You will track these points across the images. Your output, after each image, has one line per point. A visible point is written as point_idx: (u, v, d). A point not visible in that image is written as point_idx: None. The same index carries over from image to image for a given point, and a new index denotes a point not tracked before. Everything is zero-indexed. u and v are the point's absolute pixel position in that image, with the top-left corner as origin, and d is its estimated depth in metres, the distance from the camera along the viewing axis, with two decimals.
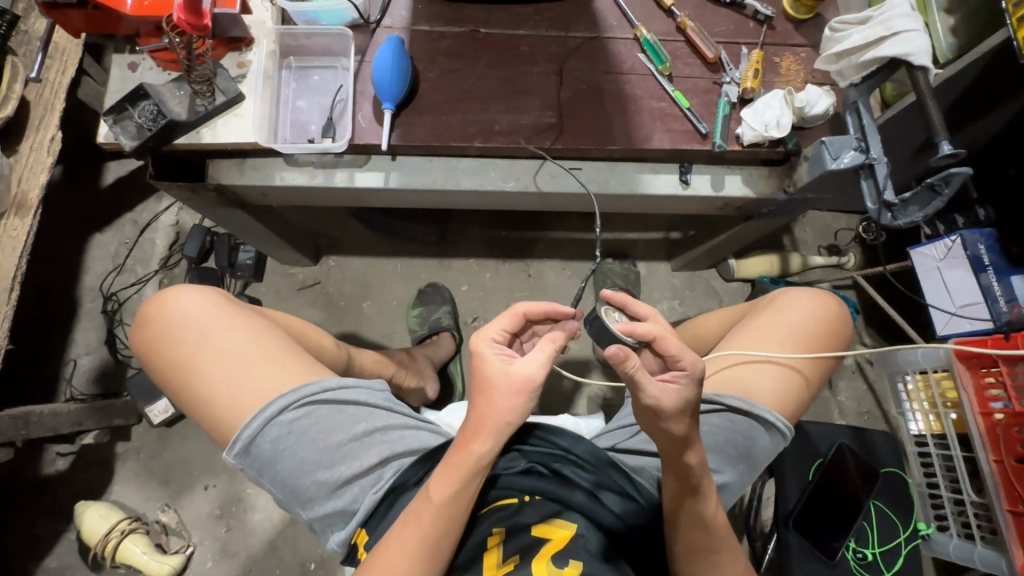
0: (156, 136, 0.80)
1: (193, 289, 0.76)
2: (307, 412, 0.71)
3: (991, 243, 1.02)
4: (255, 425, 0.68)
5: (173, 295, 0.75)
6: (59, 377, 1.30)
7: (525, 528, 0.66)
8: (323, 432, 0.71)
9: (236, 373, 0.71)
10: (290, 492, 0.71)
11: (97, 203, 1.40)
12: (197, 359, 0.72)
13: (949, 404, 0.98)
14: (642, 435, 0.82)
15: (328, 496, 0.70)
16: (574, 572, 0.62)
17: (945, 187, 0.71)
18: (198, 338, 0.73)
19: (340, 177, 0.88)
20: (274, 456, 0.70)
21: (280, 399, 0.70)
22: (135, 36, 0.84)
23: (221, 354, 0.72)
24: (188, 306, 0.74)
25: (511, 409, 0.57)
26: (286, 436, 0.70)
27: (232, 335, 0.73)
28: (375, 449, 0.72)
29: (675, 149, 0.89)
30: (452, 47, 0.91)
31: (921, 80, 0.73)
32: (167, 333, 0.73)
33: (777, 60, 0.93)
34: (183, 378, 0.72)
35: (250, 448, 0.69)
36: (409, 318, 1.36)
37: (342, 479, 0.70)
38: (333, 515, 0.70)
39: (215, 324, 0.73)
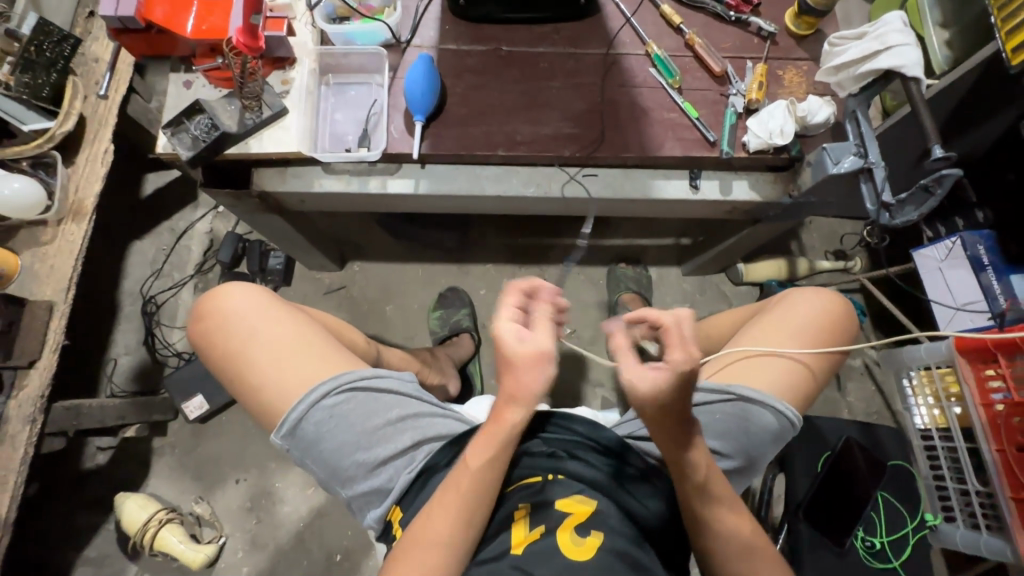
0: (209, 147, 0.87)
1: (242, 287, 0.82)
2: (346, 398, 0.77)
3: (991, 243, 1.06)
4: (301, 409, 0.74)
5: (224, 291, 0.82)
6: (101, 375, 1.37)
7: (551, 503, 0.71)
8: (362, 416, 0.76)
9: (282, 363, 0.77)
10: (331, 472, 0.76)
11: (138, 212, 1.49)
12: (247, 349, 0.78)
13: (952, 398, 1.01)
14: None
15: (365, 476, 0.76)
16: (596, 542, 0.67)
17: (937, 188, 0.77)
18: (247, 331, 0.79)
19: (374, 184, 0.95)
20: (317, 438, 0.75)
21: (323, 386, 0.76)
22: (189, 57, 0.92)
23: (268, 345, 0.78)
24: (237, 301, 0.80)
25: (534, 381, 0.58)
26: (328, 420, 0.75)
27: (278, 327, 0.80)
28: (409, 433, 0.78)
29: (685, 156, 0.95)
30: (477, 64, 0.98)
31: (913, 91, 0.80)
32: (219, 326, 0.80)
33: (780, 73, 0.99)
34: (234, 367, 0.78)
35: (294, 431, 0.75)
36: (430, 320, 1.42)
37: (379, 460, 0.75)
38: (370, 493, 0.76)
39: (262, 318, 0.80)
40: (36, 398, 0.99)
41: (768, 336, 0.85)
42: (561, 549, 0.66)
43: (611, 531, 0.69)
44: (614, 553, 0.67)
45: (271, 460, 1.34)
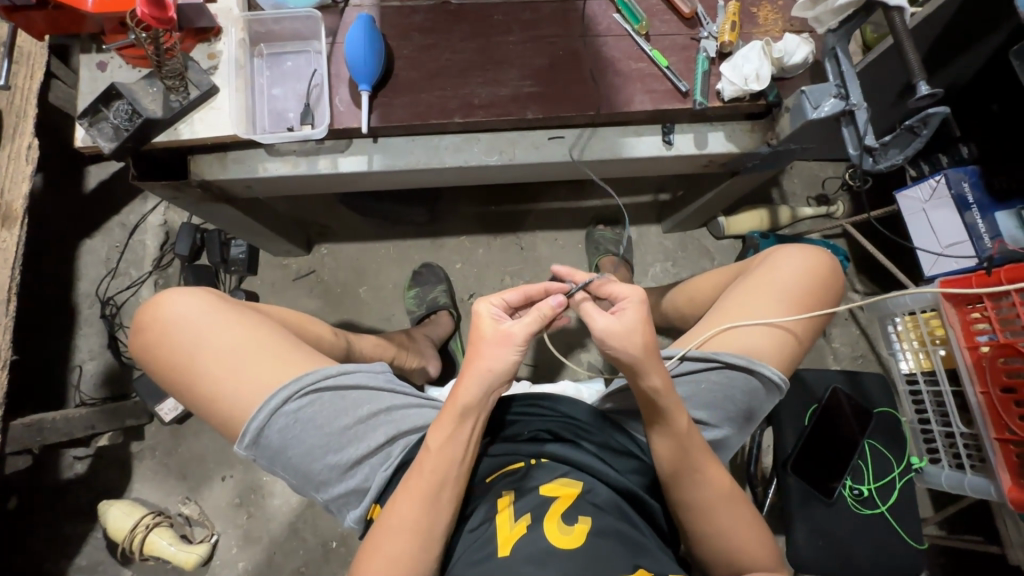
0: (133, 136, 0.79)
1: (184, 291, 0.76)
2: (310, 400, 0.72)
3: (976, 179, 1.03)
4: (261, 417, 0.70)
5: (166, 300, 0.76)
6: (66, 384, 1.31)
7: (532, 489, 0.69)
8: (328, 417, 0.72)
9: (236, 370, 0.73)
10: (303, 477, 0.73)
11: (83, 209, 1.40)
12: (197, 359, 0.73)
13: (937, 341, 1.00)
14: None
15: (340, 479, 0.72)
16: (584, 527, 0.64)
17: (924, 128, 0.72)
18: (194, 340, 0.74)
19: (324, 164, 0.87)
20: (283, 445, 0.72)
21: (283, 390, 0.71)
22: (100, 34, 0.82)
23: (222, 352, 0.73)
24: (181, 309, 0.75)
25: (497, 359, 0.63)
26: (293, 425, 0.71)
27: (227, 330, 0.74)
28: (382, 429, 0.74)
29: (657, 109, 0.89)
30: (425, 22, 0.89)
31: (896, 21, 0.73)
32: (164, 337, 0.74)
33: (754, 11, 0.92)
34: (186, 379, 0.73)
35: (259, 439, 0.71)
36: (407, 300, 1.37)
37: (353, 460, 0.72)
38: (347, 494, 0.73)
39: (212, 322, 0.75)
40: None
41: (765, 287, 0.81)
42: (547, 536, 0.63)
43: (598, 511, 0.67)
44: (601, 535, 0.64)
45: None
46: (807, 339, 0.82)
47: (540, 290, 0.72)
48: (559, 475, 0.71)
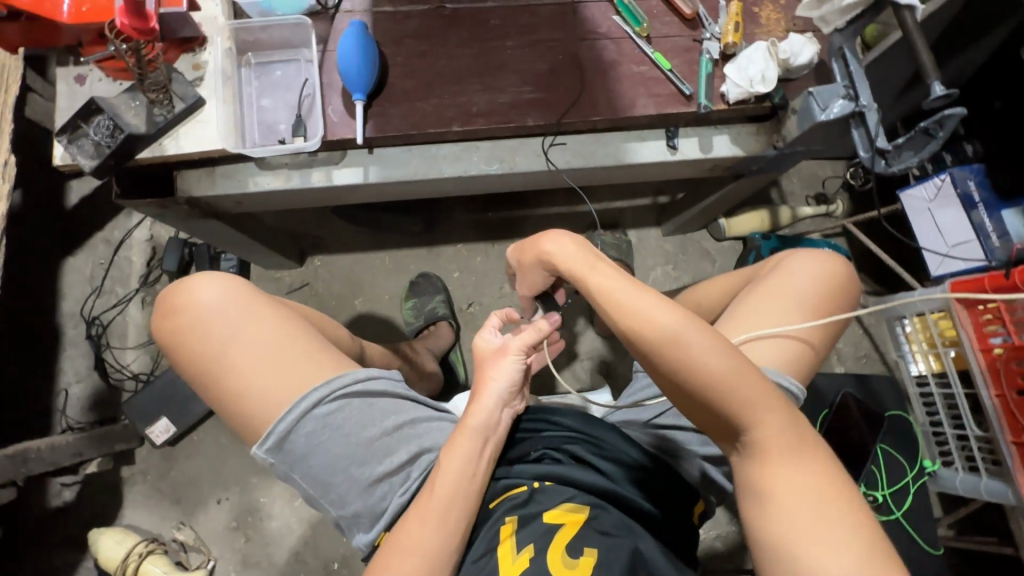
0: (115, 152, 0.75)
1: (209, 279, 0.72)
2: (337, 410, 0.68)
3: (982, 178, 1.01)
4: (290, 419, 0.66)
5: (190, 288, 0.72)
6: (52, 408, 1.26)
7: (537, 517, 0.66)
8: (357, 426, 0.69)
9: (268, 366, 0.69)
10: (319, 489, 0.69)
11: (65, 226, 1.35)
12: (226, 352, 0.69)
13: (948, 343, 0.98)
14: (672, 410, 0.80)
15: (356, 495, 0.69)
16: (591, 560, 0.60)
17: (939, 129, 0.69)
18: (223, 333, 0.70)
19: (317, 177, 0.84)
20: (307, 453, 0.67)
21: (313, 397, 0.67)
22: (76, 45, 0.78)
23: (252, 347, 0.70)
24: (208, 299, 0.71)
25: (503, 373, 0.67)
26: (321, 431, 0.67)
27: (258, 325, 0.71)
28: (406, 445, 0.71)
29: (660, 114, 0.86)
30: (419, 27, 0.86)
31: (908, 19, 0.71)
32: (191, 326, 0.70)
33: (756, 10, 0.90)
34: (211, 373, 0.69)
35: (282, 444, 0.67)
36: (404, 312, 1.34)
37: (374, 476, 0.69)
38: (362, 513, 0.69)
39: (240, 322, 0.70)
40: None
41: (781, 296, 0.79)
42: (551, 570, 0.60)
43: (607, 540, 0.63)
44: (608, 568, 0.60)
45: (253, 476, 1.27)
46: (824, 350, 0.79)
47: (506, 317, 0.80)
48: (565, 499, 0.68)
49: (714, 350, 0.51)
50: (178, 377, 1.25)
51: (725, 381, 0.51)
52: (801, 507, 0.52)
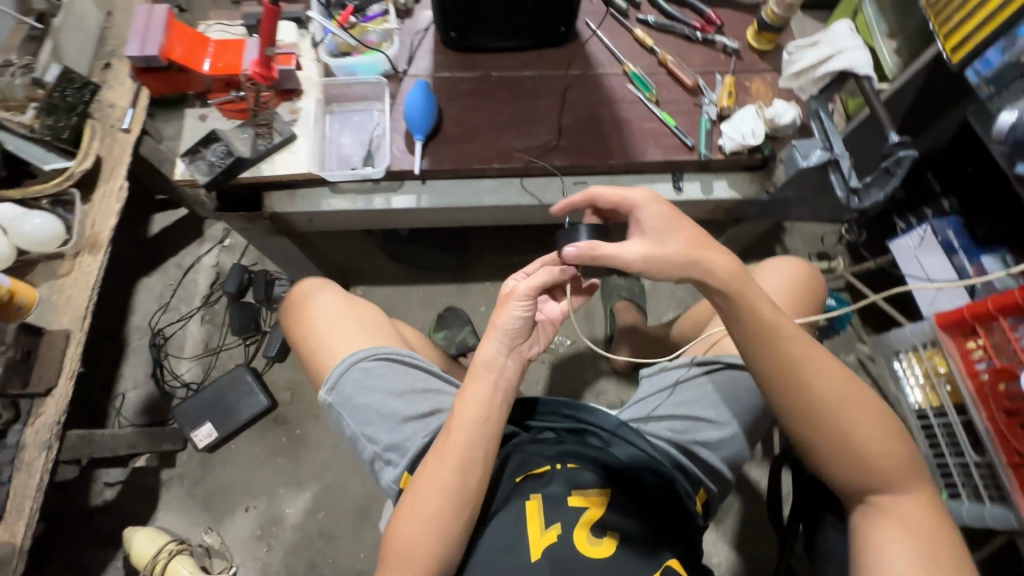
0: (225, 171, 0.93)
1: (319, 281, 1.00)
2: (380, 363, 0.88)
3: (960, 228, 1.12)
4: (343, 365, 0.87)
5: (303, 286, 1.00)
6: (109, 410, 1.38)
7: (561, 499, 0.72)
8: (391, 379, 0.87)
9: (338, 333, 0.92)
10: (359, 428, 0.85)
11: (145, 250, 1.54)
12: (315, 324, 0.94)
13: (941, 374, 1.05)
14: (670, 398, 0.85)
15: (386, 433, 0.83)
16: (610, 541, 0.69)
17: (898, 168, 0.83)
18: (316, 310, 0.95)
19: (379, 201, 1.01)
20: (352, 395, 0.86)
21: (365, 350, 0.88)
22: (204, 92, 1.00)
23: (331, 320, 0.93)
24: (311, 289, 0.99)
25: (509, 316, 0.72)
26: (363, 378, 0.86)
27: (339, 307, 0.95)
28: (430, 398, 0.87)
29: (667, 160, 1.03)
30: (469, 89, 1.07)
31: (867, 87, 0.89)
32: (298, 309, 0.97)
33: (747, 84, 1.09)
34: (304, 338, 0.94)
35: (337, 387, 0.87)
36: (434, 341, 1.45)
37: (402, 417, 0.84)
38: (389, 451, 0.83)
39: (331, 303, 0.96)
40: (52, 424, 1.00)
41: None
42: (577, 547, 0.68)
43: (621, 517, 0.72)
44: (624, 550, 0.69)
45: (281, 486, 1.34)
46: None
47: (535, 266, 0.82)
48: (587, 483, 0.74)
49: (824, 362, 0.69)
50: (226, 386, 1.36)
51: (834, 387, 0.68)
52: (887, 514, 0.68)
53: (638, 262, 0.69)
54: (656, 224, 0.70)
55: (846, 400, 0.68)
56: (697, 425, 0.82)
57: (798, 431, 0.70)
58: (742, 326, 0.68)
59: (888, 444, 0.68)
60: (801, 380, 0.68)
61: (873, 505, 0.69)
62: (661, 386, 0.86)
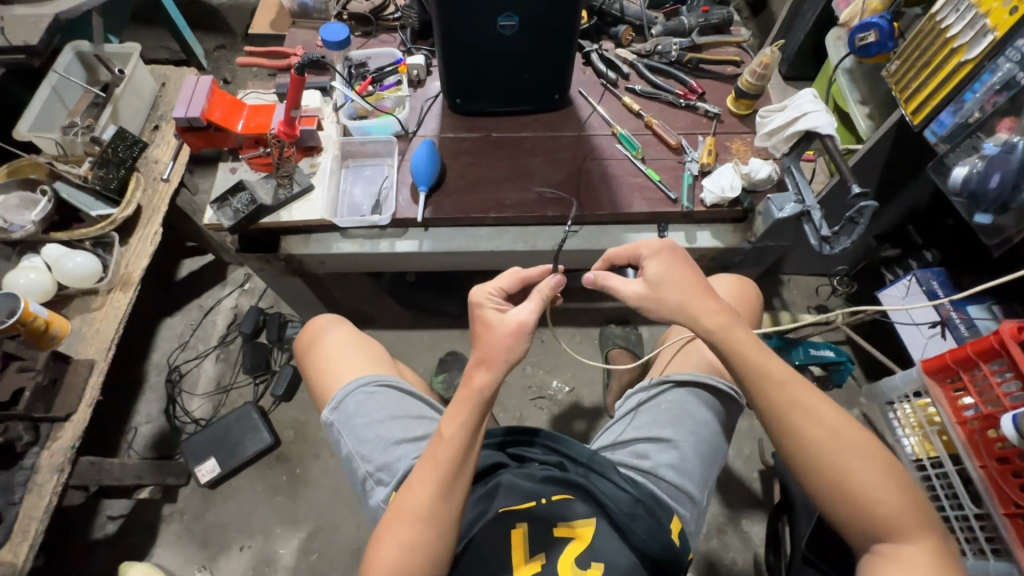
0: (248, 216, 1.03)
1: (328, 316, 1.08)
2: (382, 388, 0.94)
3: (943, 279, 1.17)
4: (346, 389, 0.93)
5: (316, 320, 1.07)
6: (121, 444, 1.44)
7: (548, 530, 0.74)
8: (391, 404, 0.92)
9: (344, 359, 0.99)
10: (355, 446, 0.90)
11: (171, 292, 1.65)
12: (321, 350, 1.01)
13: (934, 423, 1.05)
14: (637, 421, 0.91)
15: (380, 453, 0.88)
16: (597, 572, 0.71)
17: (862, 217, 0.87)
18: (325, 339, 1.02)
19: (384, 245, 1.10)
20: (353, 415, 0.91)
21: (370, 376, 0.95)
22: (236, 149, 1.13)
23: (338, 348, 1.01)
24: (326, 322, 1.06)
25: (507, 346, 0.72)
26: (365, 401, 0.92)
27: (347, 337, 1.02)
28: (425, 425, 0.92)
29: (653, 211, 1.11)
30: (471, 147, 1.18)
31: (831, 145, 0.96)
32: (309, 339, 1.04)
33: (728, 144, 1.18)
34: (311, 362, 1.01)
35: (339, 407, 0.93)
36: (435, 385, 1.48)
37: (396, 438, 0.88)
38: (382, 470, 0.87)
39: (338, 332, 1.03)
40: (67, 448, 1.06)
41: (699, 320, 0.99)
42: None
43: (608, 554, 0.73)
44: None
45: (276, 525, 1.35)
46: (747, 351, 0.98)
47: (515, 281, 0.84)
48: (574, 513, 0.76)
49: (817, 405, 0.69)
50: (234, 423, 1.41)
51: (826, 430, 0.68)
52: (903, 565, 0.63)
53: (635, 300, 0.78)
54: (659, 273, 0.77)
55: (839, 449, 0.67)
56: (661, 447, 0.86)
57: (796, 472, 0.70)
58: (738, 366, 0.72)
59: (887, 488, 0.65)
60: (789, 422, 0.69)
61: (885, 556, 0.65)
62: (626, 410, 0.94)
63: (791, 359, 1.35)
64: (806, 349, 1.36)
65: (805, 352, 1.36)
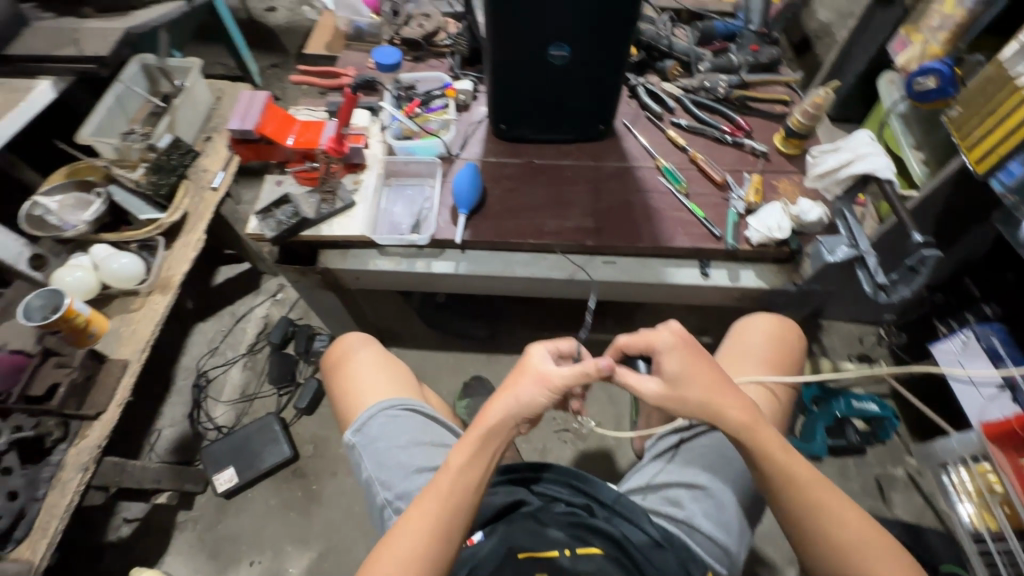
0: (290, 228, 1.05)
1: (358, 334, 1.07)
2: (407, 412, 0.92)
3: (1005, 335, 1.09)
4: (371, 410, 0.91)
5: (345, 338, 1.07)
6: (143, 446, 1.44)
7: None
8: (415, 429, 0.90)
9: (371, 379, 0.97)
10: (376, 470, 0.87)
11: (205, 298, 1.68)
12: (349, 369, 1.00)
13: (995, 491, 0.97)
14: (669, 466, 0.87)
15: (400, 480, 0.85)
16: None
17: (923, 265, 0.87)
18: (353, 358, 1.01)
19: (420, 265, 1.09)
20: (376, 437, 0.89)
21: (395, 400, 0.93)
22: (284, 162, 1.15)
23: (366, 367, 0.99)
24: (354, 339, 1.05)
25: (529, 392, 0.72)
26: (389, 425, 0.90)
27: (375, 357, 1.01)
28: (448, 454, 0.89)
29: (695, 247, 1.08)
30: (513, 172, 1.18)
31: (889, 190, 0.94)
32: (337, 357, 1.03)
33: (775, 183, 1.15)
34: (338, 380, 1.00)
35: (362, 429, 0.91)
36: (457, 409, 1.45)
37: (419, 467, 0.86)
38: (402, 499, 0.84)
39: (367, 352, 1.02)
40: (93, 447, 1.06)
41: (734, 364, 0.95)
42: None
43: None
44: None
45: (287, 543, 1.32)
46: (789, 398, 0.94)
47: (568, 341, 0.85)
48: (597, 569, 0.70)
49: (840, 502, 0.68)
50: (254, 433, 1.41)
51: (840, 521, 0.67)
52: None
53: (655, 397, 0.79)
54: (677, 370, 0.77)
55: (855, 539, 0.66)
56: (696, 494, 0.82)
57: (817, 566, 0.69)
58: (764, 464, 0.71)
59: None
60: (815, 520, 0.68)
61: None
62: (663, 450, 0.90)
63: (832, 412, 1.30)
64: (848, 401, 1.30)
65: (847, 404, 1.30)
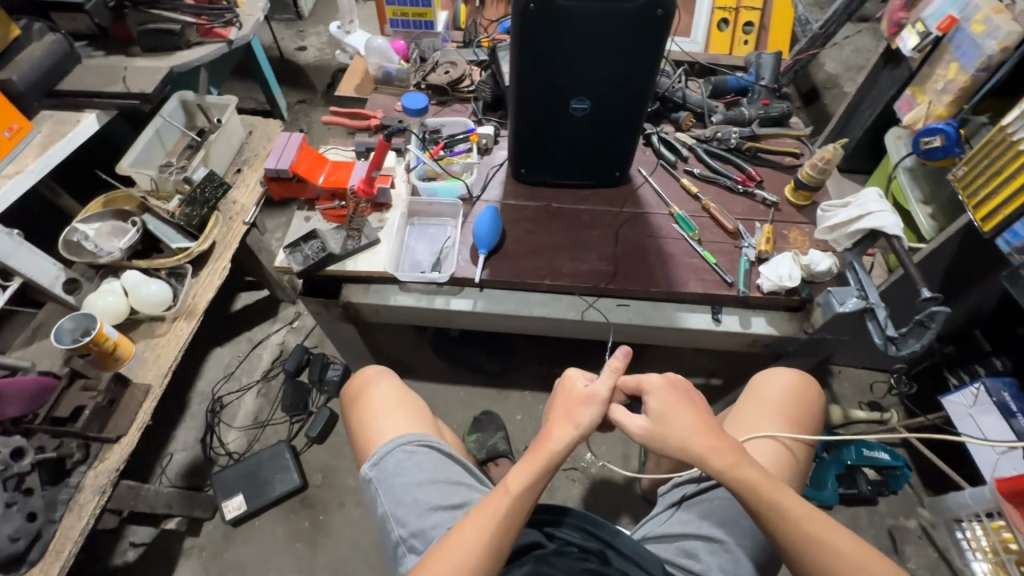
0: (315, 262, 1.09)
1: (376, 367, 1.10)
2: (422, 449, 0.93)
3: (1016, 390, 1.10)
4: (388, 445, 0.93)
5: (364, 371, 1.09)
6: (155, 469, 1.46)
7: None
8: (431, 466, 0.91)
9: (389, 413, 0.99)
10: (391, 506, 0.89)
11: (224, 323, 1.72)
12: (367, 402, 1.02)
13: (1010, 551, 0.97)
14: (682, 516, 0.88)
15: (415, 517, 0.86)
16: None
17: (931, 322, 0.88)
18: (372, 391, 1.03)
19: (439, 301, 1.13)
20: (392, 473, 0.91)
21: (411, 436, 0.95)
22: (312, 199, 1.21)
23: (385, 401, 1.01)
24: (374, 373, 1.08)
25: (583, 413, 0.80)
26: (405, 461, 0.92)
27: (393, 392, 1.03)
28: (461, 493, 0.90)
29: (707, 293, 1.10)
30: (532, 214, 1.23)
31: (898, 246, 0.97)
32: (356, 390, 1.05)
33: (786, 232, 1.19)
34: (356, 413, 1.02)
35: (379, 464, 0.92)
36: (467, 443, 1.46)
37: (433, 505, 0.87)
38: (416, 536, 0.85)
39: (385, 386, 1.04)
40: (111, 471, 1.08)
41: (751, 417, 0.97)
42: None
43: None
44: None
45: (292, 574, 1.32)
46: (805, 454, 0.94)
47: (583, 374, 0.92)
48: None
49: (839, 537, 0.69)
50: (265, 460, 1.42)
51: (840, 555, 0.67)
52: None
53: (639, 432, 0.80)
54: (660, 407, 0.80)
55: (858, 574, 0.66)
56: (712, 546, 0.83)
57: None
58: (775, 528, 0.71)
59: None
60: (813, 557, 0.68)
61: None
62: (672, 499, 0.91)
63: (843, 459, 1.28)
64: (859, 449, 1.28)
65: (858, 451, 1.28)
